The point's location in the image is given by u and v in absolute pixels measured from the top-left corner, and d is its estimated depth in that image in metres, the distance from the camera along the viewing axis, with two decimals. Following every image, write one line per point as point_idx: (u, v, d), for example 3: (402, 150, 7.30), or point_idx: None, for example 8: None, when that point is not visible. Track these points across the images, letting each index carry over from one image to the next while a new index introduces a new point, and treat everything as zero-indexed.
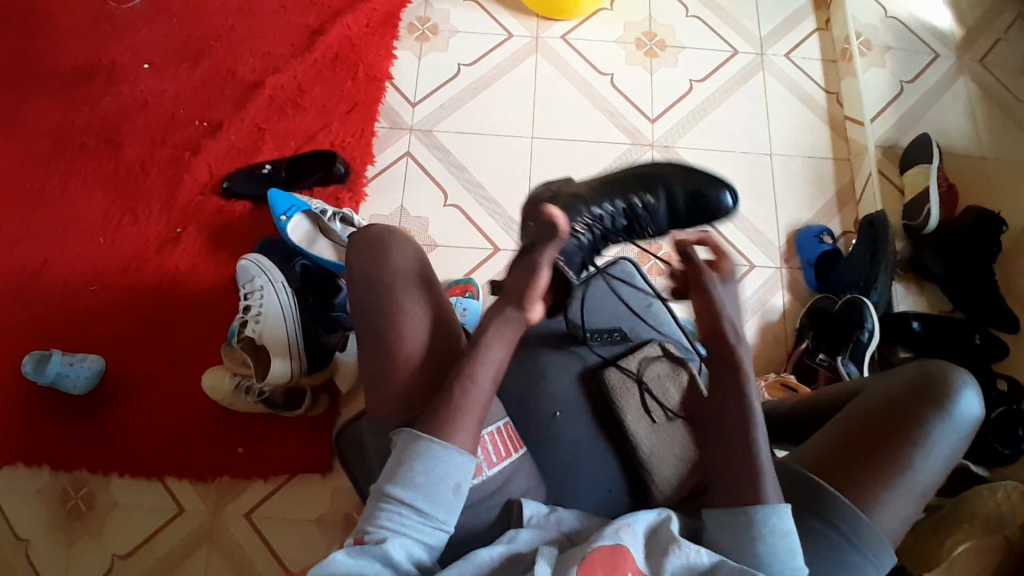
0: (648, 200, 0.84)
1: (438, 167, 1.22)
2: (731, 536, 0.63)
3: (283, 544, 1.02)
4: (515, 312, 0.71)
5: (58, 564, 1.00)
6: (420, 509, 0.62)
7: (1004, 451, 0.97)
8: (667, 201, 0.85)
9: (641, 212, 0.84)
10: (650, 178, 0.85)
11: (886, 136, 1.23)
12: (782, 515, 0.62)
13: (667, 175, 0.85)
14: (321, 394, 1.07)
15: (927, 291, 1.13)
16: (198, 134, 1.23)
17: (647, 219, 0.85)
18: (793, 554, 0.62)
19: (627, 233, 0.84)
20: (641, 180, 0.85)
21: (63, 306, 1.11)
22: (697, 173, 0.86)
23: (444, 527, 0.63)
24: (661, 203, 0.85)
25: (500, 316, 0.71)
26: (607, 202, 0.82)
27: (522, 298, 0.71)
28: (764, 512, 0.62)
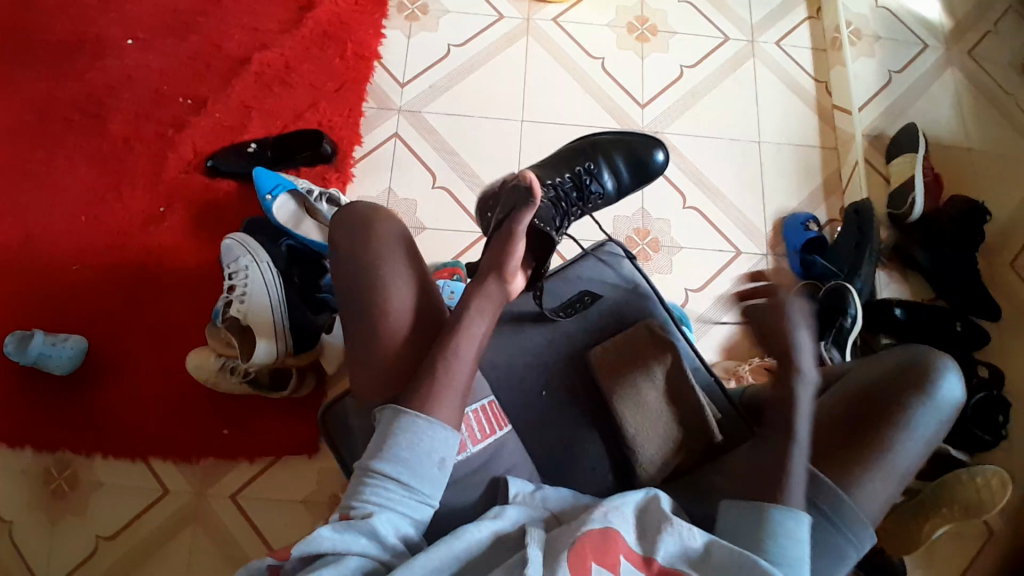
0: (591, 167, 1.00)
1: (427, 148, 1.21)
2: (746, 538, 0.64)
3: (268, 523, 1.02)
4: (496, 282, 0.76)
5: (40, 545, 0.99)
6: (406, 483, 0.62)
7: (983, 437, 0.99)
8: (612, 170, 1.02)
9: (588, 179, 0.99)
10: (589, 151, 1.02)
11: (874, 125, 1.24)
12: (800, 522, 0.64)
13: (602, 146, 1.03)
14: (307, 374, 1.06)
15: (910, 280, 1.14)
16: (183, 111, 1.21)
17: (594, 177, 1.00)
18: (801, 561, 0.62)
19: (582, 196, 0.99)
20: (579, 153, 1.02)
21: (44, 284, 1.09)
22: (631, 137, 1.05)
23: (429, 502, 0.64)
24: (603, 168, 1.01)
25: (479, 286, 0.75)
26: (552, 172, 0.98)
27: (502, 267, 0.76)
28: (778, 513, 0.64)
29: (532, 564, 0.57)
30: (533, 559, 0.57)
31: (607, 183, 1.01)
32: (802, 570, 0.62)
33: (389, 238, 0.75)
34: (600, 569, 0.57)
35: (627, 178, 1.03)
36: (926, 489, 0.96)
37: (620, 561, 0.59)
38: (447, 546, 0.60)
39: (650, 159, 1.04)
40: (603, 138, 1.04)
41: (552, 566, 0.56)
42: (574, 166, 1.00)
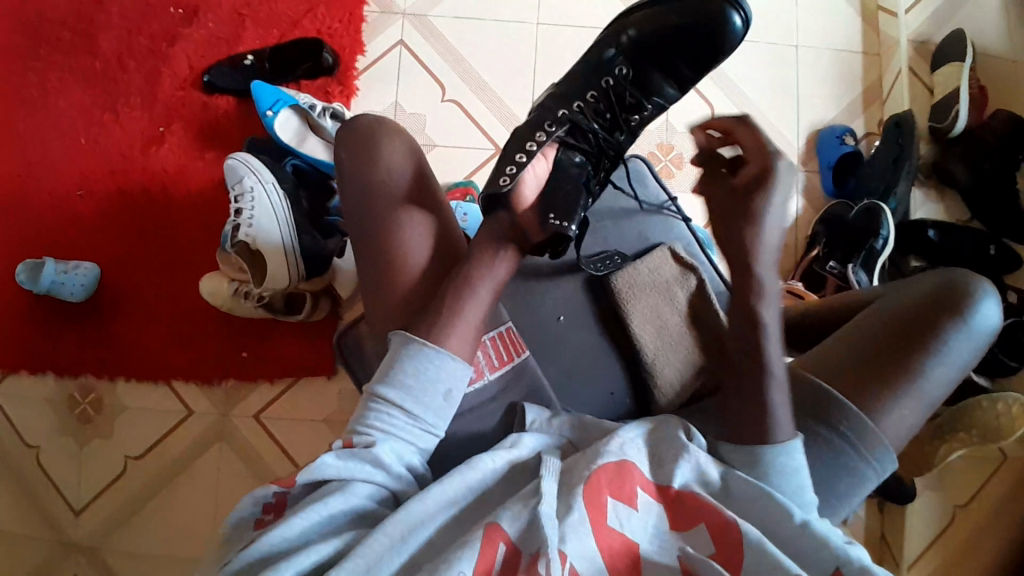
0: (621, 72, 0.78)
1: (434, 58, 1.14)
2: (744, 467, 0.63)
3: (291, 442, 1.05)
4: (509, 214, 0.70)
5: (73, 466, 1.03)
6: (410, 411, 0.62)
7: (1008, 363, 0.97)
8: (655, 64, 0.78)
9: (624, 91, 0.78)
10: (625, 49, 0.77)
11: (919, 31, 1.14)
12: (792, 452, 0.62)
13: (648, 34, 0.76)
14: (321, 299, 1.05)
15: (947, 198, 1.08)
16: (173, 21, 1.13)
17: (636, 86, 0.78)
18: (804, 489, 0.62)
19: (619, 118, 0.79)
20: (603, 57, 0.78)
21: (50, 210, 1.07)
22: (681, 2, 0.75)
23: (433, 430, 0.64)
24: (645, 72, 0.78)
25: (490, 214, 0.71)
26: (574, 97, 0.77)
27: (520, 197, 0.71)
28: (773, 452, 0.62)
29: (546, 493, 0.58)
30: (549, 491, 0.58)
31: (659, 92, 0.79)
32: (804, 496, 0.62)
33: (394, 156, 0.71)
34: (616, 502, 0.58)
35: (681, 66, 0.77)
36: (945, 413, 0.96)
37: (637, 492, 0.59)
38: (461, 478, 0.60)
39: (716, 25, 0.74)
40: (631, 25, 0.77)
41: (567, 501, 0.58)
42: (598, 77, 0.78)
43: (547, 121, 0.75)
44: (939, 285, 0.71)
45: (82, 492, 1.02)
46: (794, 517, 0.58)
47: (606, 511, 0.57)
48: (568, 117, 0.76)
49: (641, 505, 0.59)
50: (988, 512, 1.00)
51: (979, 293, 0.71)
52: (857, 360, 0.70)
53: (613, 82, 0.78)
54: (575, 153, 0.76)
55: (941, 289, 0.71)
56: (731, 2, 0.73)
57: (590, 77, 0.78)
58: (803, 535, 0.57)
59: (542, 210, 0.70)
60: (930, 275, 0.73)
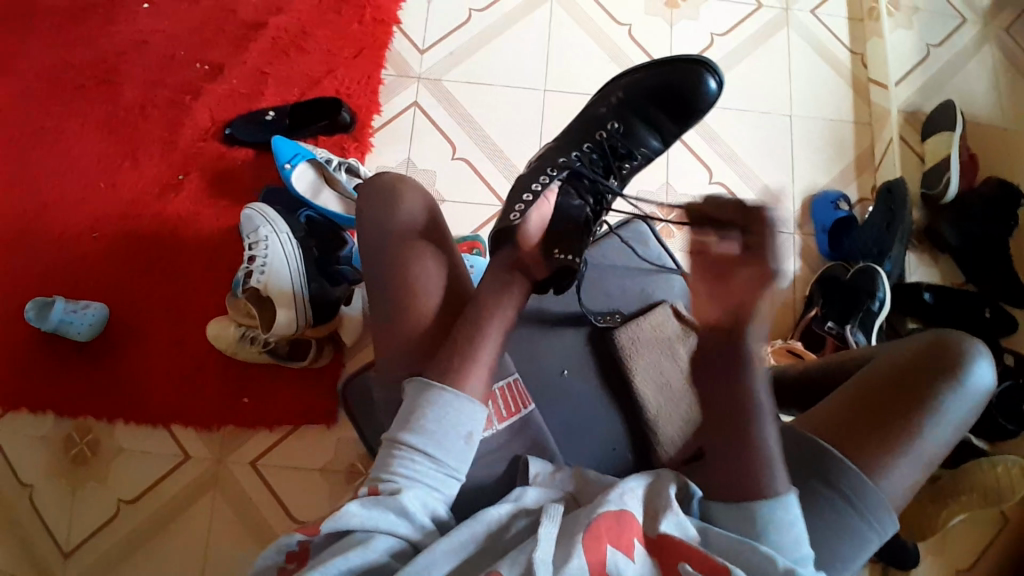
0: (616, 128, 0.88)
1: (446, 118, 1.19)
2: (743, 521, 0.62)
3: (288, 492, 1.03)
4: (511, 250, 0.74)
5: (64, 508, 1.01)
6: (434, 456, 0.63)
7: (1007, 427, 0.97)
8: (640, 121, 0.88)
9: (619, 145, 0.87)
10: (611, 109, 0.88)
11: (909, 101, 1.20)
12: (789, 506, 0.62)
13: (634, 97, 0.88)
14: (326, 344, 1.07)
15: (941, 263, 1.11)
16: (199, 77, 1.19)
17: (625, 139, 0.88)
18: (801, 544, 0.62)
19: (611, 165, 0.87)
20: (602, 115, 0.88)
21: (65, 251, 1.10)
22: (660, 68, 0.88)
23: (455, 475, 0.64)
24: (639, 127, 0.88)
25: (496, 251, 0.75)
26: (570, 150, 0.86)
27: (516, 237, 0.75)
28: (770, 507, 0.62)
29: (544, 540, 0.57)
30: (546, 537, 0.58)
31: (645, 143, 0.88)
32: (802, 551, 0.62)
33: (414, 211, 0.75)
34: (615, 550, 0.57)
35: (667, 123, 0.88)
36: (947, 475, 0.95)
37: (634, 545, 0.59)
38: (467, 528, 0.60)
39: (698, 86, 0.87)
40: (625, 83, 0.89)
41: (567, 547, 0.57)
42: (595, 130, 0.88)
43: (548, 168, 0.84)
44: (932, 347, 0.73)
45: (70, 535, 1.00)
46: (784, 564, 0.57)
47: (605, 558, 0.56)
48: (566, 165, 0.84)
49: (638, 557, 0.58)
50: None
51: (970, 355, 0.72)
52: (856, 418, 0.71)
53: (604, 136, 0.87)
54: (575, 196, 0.82)
55: (934, 351, 0.73)
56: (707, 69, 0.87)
57: (586, 133, 0.88)
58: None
59: (545, 247, 0.75)
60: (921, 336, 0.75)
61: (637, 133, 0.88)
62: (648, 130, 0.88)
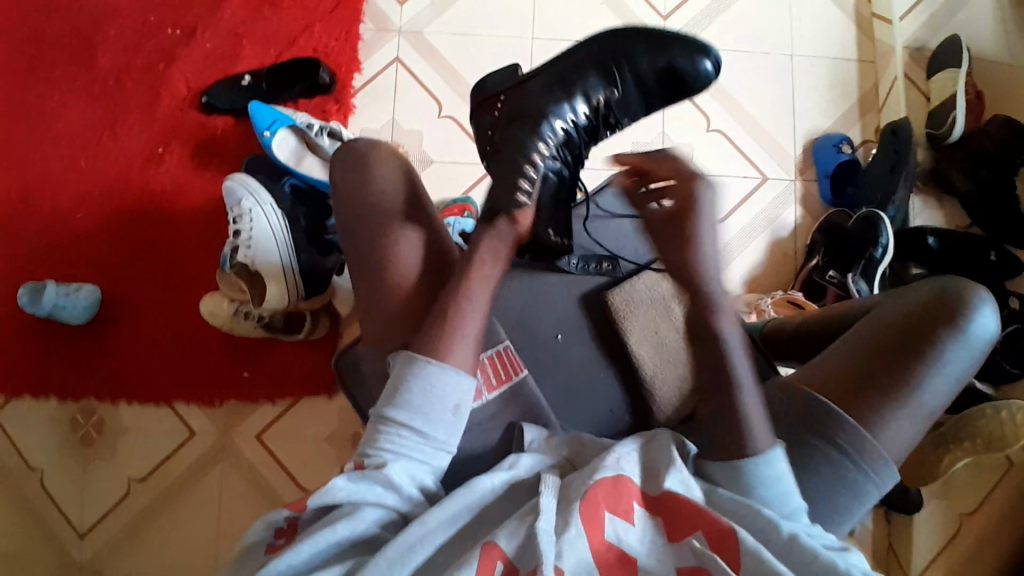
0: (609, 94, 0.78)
1: (430, 74, 1.14)
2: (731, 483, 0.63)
3: (295, 463, 1.05)
4: (507, 224, 0.71)
5: (76, 487, 1.03)
6: (419, 430, 0.62)
7: (1010, 370, 0.96)
8: (636, 90, 0.78)
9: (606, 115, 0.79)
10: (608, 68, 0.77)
11: (916, 37, 1.13)
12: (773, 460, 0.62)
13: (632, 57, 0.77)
14: (321, 316, 1.06)
15: (946, 204, 1.08)
16: (170, 41, 1.13)
17: (617, 108, 0.79)
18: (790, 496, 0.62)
19: (595, 134, 0.80)
20: (601, 73, 0.77)
21: (49, 231, 1.08)
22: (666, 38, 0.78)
23: (444, 447, 0.64)
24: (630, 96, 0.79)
25: (490, 223, 0.71)
26: (564, 106, 0.75)
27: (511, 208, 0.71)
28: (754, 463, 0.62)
29: (543, 511, 0.58)
30: (546, 506, 0.58)
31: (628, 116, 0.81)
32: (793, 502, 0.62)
33: (387, 180, 0.73)
34: (613, 517, 0.58)
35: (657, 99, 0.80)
36: (948, 422, 0.95)
37: (633, 508, 0.59)
38: (461, 497, 0.60)
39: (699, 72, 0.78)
40: (626, 44, 0.77)
41: (565, 516, 0.57)
42: (587, 92, 0.77)
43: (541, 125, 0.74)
44: (936, 297, 0.71)
45: (84, 513, 1.02)
46: (783, 529, 0.57)
47: (603, 524, 0.57)
48: (562, 131, 0.75)
49: (637, 520, 0.58)
50: (994, 520, 1.00)
51: (978, 310, 0.70)
52: (853, 370, 0.70)
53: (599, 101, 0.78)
54: (556, 162, 0.76)
55: (941, 300, 0.70)
56: (706, 50, 0.78)
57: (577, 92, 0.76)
58: (794, 548, 0.56)
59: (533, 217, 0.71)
60: (922, 286, 0.73)
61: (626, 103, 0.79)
62: (640, 103, 0.79)
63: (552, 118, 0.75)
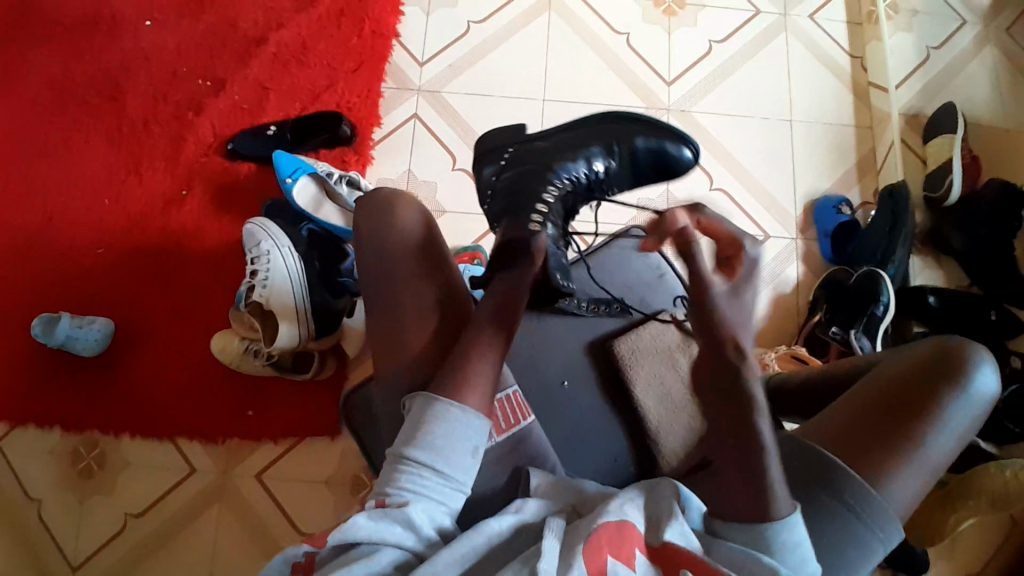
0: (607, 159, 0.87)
1: (445, 129, 1.20)
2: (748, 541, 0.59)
3: (295, 505, 1.04)
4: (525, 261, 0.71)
5: (71, 521, 1.02)
6: (440, 471, 0.62)
7: (1014, 430, 0.96)
8: (631, 161, 0.88)
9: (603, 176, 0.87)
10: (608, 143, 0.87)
11: (911, 103, 1.19)
12: (794, 527, 0.59)
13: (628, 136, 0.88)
14: (328, 357, 1.08)
15: (944, 265, 1.11)
16: (201, 92, 1.20)
17: (611, 178, 0.88)
18: (805, 561, 0.60)
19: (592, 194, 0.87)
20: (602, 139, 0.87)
21: (70, 266, 1.11)
22: (656, 126, 0.89)
23: (463, 489, 0.63)
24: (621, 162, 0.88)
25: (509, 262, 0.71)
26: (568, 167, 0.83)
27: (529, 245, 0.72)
28: (775, 531, 0.59)
29: (545, 554, 0.57)
30: (550, 550, 0.57)
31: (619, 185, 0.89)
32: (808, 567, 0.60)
33: (410, 225, 0.75)
34: (616, 562, 0.56)
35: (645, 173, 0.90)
36: (954, 480, 0.94)
37: (635, 554, 0.58)
38: (466, 541, 0.59)
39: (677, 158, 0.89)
40: (624, 120, 0.89)
41: (568, 559, 0.56)
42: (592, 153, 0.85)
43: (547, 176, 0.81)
44: (938, 355, 0.72)
45: (77, 549, 1.01)
46: None
47: (605, 568, 0.56)
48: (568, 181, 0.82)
49: (639, 566, 0.57)
50: None
51: (980, 369, 0.71)
52: (859, 425, 0.70)
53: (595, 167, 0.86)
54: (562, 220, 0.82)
55: (944, 358, 0.72)
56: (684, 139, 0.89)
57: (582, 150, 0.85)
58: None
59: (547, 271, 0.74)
60: (926, 344, 0.74)
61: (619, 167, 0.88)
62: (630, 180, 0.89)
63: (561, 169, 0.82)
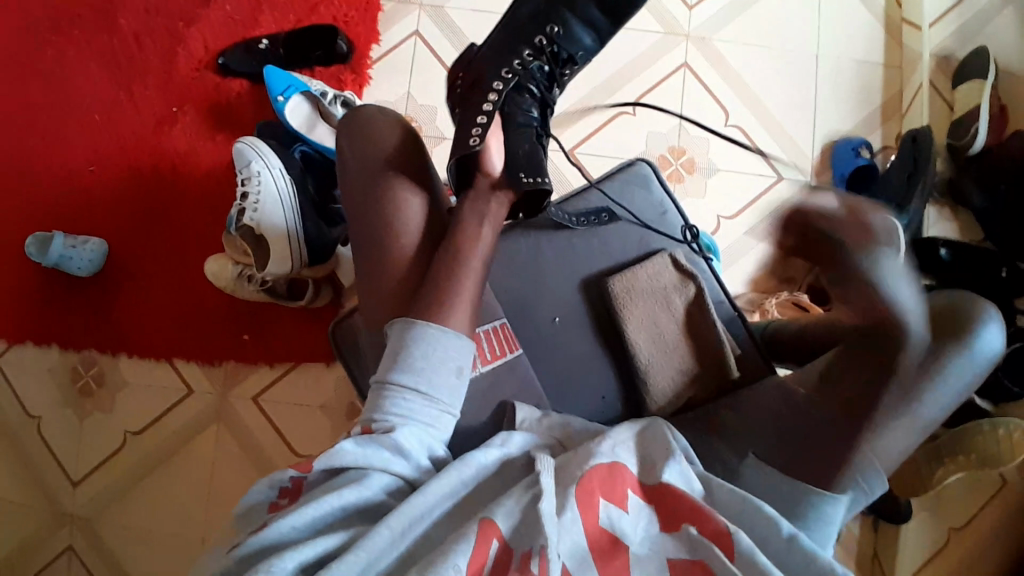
0: (553, 30, 0.82)
1: (449, 50, 1.13)
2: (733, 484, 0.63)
3: (290, 427, 1.05)
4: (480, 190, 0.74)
5: (72, 437, 1.04)
6: (425, 393, 0.62)
7: (1011, 389, 0.95)
8: (578, 20, 0.83)
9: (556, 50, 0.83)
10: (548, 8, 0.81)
11: (943, 45, 1.12)
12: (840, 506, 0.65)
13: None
14: (323, 285, 1.06)
15: (960, 216, 1.07)
16: (191, 1, 1.13)
17: (564, 42, 0.83)
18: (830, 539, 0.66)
19: (554, 73, 0.84)
20: (543, 12, 0.81)
21: (61, 184, 1.08)
22: None
23: (450, 411, 0.63)
24: (575, 26, 0.83)
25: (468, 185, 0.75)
26: (513, 57, 0.80)
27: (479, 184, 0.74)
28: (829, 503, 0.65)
29: (543, 493, 0.56)
30: (546, 487, 0.57)
31: (581, 43, 0.84)
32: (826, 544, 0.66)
33: (389, 144, 0.72)
34: (608, 504, 0.57)
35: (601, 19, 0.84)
36: (944, 436, 0.94)
37: (628, 496, 0.58)
38: (455, 472, 0.59)
39: None
40: None
41: (559, 500, 0.57)
42: (532, 35, 0.81)
43: (491, 79, 0.79)
44: (945, 309, 0.67)
45: (79, 463, 1.04)
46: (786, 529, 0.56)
47: (597, 511, 0.56)
48: (512, 74, 0.79)
49: (632, 507, 0.57)
50: (984, 536, 1.00)
51: (991, 325, 0.66)
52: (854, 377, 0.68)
53: (544, 41, 0.82)
54: (533, 108, 0.82)
55: (952, 313, 0.66)
56: None
57: (521, 39, 0.81)
58: (792, 548, 0.55)
59: (510, 172, 0.75)
60: (938, 299, 0.69)
61: (572, 33, 0.83)
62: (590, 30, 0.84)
63: (500, 66, 0.79)
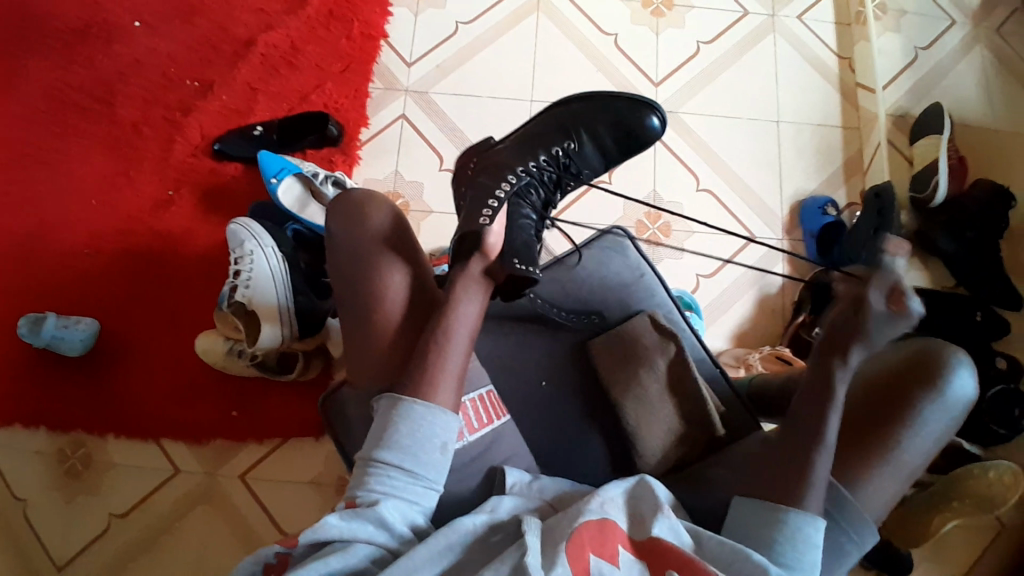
0: (570, 145, 0.84)
1: (433, 130, 1.20)
2: (752, 533, 0.62)
3: (277, 505, 1.04)
4: (480, 260, 0.72)
5: (55, 521, 1.02)
6: (410, 470, 0.62)
7: (999, 431, 0.96)
8: (593, 142, 0.86)
9: (565, 161, 0.84)
10: (570, 124, 0.85)
11: (898, 105, 1.19)
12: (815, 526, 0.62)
13: (585, 116, 0.86)
14: (313, 357, 1.07)
15: (930, 266, 1.11)
16: (189, 93, 1.20)
17: (577, 159, 0.85)
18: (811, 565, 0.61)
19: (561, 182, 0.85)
20: (563, 128, 0.84)
21: (56, 266, 1.11)
22: (614, 100, 0.86)
23: (434, 487, 0.63)
24: (588, 147, 0.85)
25: (464, 260, 0.72)
26: (529, 158, 0.81)
27: (483, 244, 0.72)
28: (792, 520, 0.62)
29: (531, 551, 0.55)
30: (533, 547, 0.55)
31: (591, 165, 0.86)
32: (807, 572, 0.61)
33: (382, 226, 0.74)
34: (599, 560, 0.55)
35: (612, 147, 0.87)
36: (937, 482, 0.93)
37: (618, 551, 0.57)
38: (441, 536, 0.58)
39: (640, 127, 0.86)
40: (582, 103, 0.86)
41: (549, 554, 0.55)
42: (551, 144, 0.83)
43: (507, 173, 0.79)
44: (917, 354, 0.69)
45: (61, 549, 1.01)
46: None
47: (588, 567, 0.54)
48: (527, 174, 0.80)
49: (623, 563, 0.56)
50: None
51: (959, 369, 0.68)
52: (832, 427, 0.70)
53: (560, 152, 0.84)
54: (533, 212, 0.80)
55: (920, 359, 0.69)
56: (650, 108, 0.86)
57: (541, 144, 0.83)
58: None
59: (504, 256, 0.73)
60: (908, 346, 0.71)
61: (584, 154, 0.85)
62: (596, 156, 0.86)
63: (517, 165, 0.80)
